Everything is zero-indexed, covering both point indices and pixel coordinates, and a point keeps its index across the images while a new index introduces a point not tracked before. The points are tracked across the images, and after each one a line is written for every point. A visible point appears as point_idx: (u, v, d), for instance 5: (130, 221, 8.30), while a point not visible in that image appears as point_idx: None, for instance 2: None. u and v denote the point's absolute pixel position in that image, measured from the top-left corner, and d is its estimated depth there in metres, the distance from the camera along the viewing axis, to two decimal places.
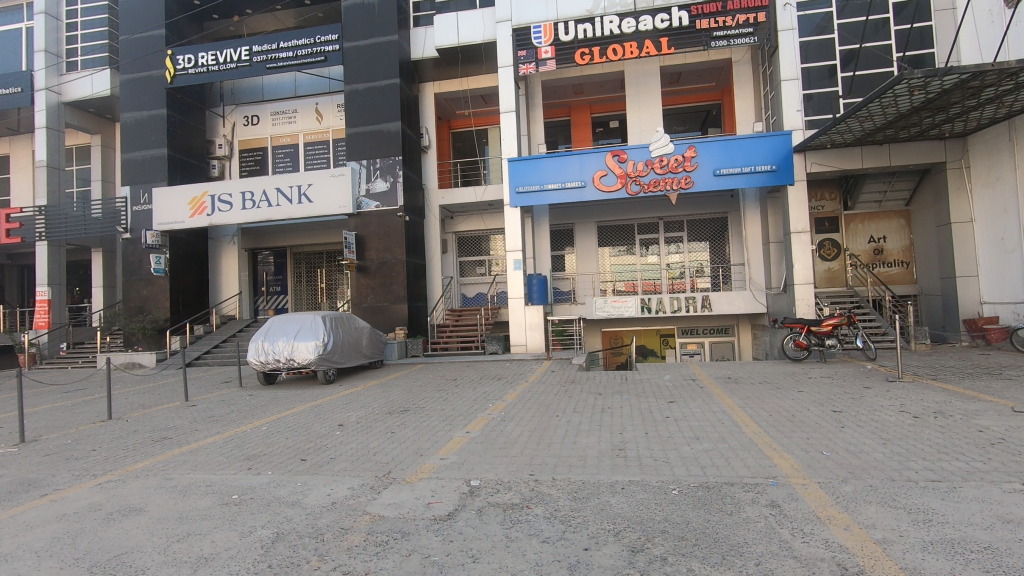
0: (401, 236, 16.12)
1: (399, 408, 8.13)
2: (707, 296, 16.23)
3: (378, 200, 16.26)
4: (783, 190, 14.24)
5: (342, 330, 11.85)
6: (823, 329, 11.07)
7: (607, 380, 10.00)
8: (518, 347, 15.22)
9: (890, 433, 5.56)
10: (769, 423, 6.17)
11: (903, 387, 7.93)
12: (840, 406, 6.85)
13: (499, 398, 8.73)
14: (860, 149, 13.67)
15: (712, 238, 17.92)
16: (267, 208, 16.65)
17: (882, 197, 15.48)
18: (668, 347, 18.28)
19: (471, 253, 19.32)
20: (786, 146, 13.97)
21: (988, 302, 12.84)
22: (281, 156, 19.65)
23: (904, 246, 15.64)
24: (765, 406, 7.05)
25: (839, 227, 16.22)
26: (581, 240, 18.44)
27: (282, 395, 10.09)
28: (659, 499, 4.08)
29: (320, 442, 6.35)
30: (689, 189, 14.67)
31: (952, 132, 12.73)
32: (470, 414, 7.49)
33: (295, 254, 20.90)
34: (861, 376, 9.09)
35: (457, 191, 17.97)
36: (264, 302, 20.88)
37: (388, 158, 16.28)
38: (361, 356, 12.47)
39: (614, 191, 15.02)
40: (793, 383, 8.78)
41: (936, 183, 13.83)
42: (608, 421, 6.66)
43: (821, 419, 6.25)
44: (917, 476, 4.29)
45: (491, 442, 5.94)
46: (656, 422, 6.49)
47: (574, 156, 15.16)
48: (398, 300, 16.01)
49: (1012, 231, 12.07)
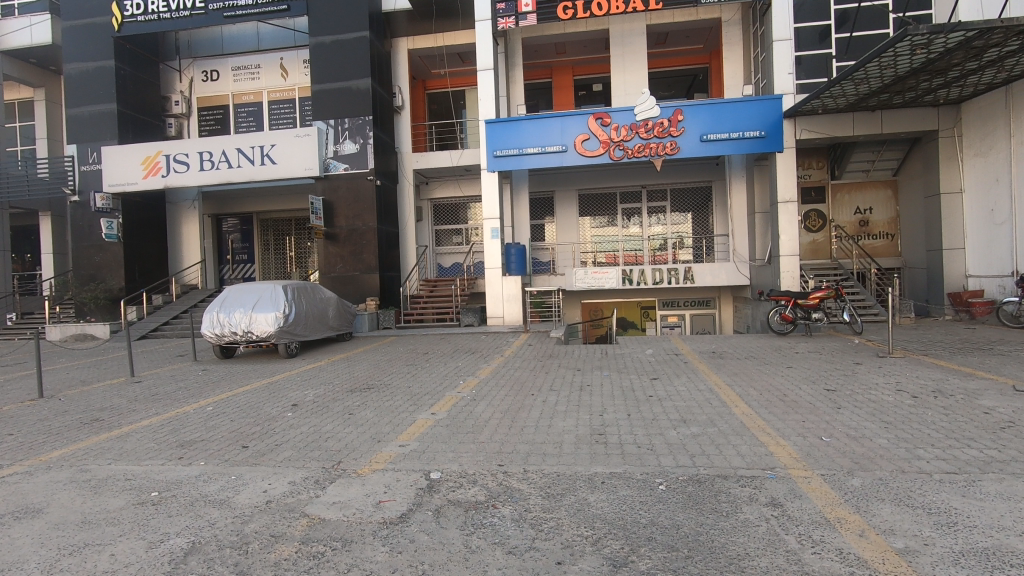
0: (371, 202, 15.23)
1: (362, 385, 7.53)
2: (689, 268, 15.78)
3: (348, 163, 15.31)
4: (771, 157, 13.68)
5: (305, 301, 11.08)
6: (810, 302, 10.70)
7: (586, 354, 9.49)
8: (495, 320, 14.64)
9: (890, 415, 5.13)
10: (759, 403, 5.73)
11: (894, 363, 7.57)
12: (833, 385, 6.43)
13: (471, 373, 8.17)
14: (852, 115, 13.13)
15: (696, 208, 17.40)
16: (227, 170, 15.56)
17: (870, 166, 15.05)
18: (649, 320, 17.84)
19: (447, 221, 18.53)
20: (775, 111, 13.34)
21: (973, 276, 12.60)
22: (244, 114, 18.41)
23: (890, 218, 15.32)
24: (754, 384, 6.60)
25: (825, 197, 15.80)
26: (561, 209, 17.78)
27: (238, 370, 9.36)
28: (644, 496, 3.55)
29: (268, 425, 5.70)
30: (675, 155, 14.01)
31: (947, 99, 12.25)
32: (438, 392, 6.92)
33: (263, 222, 20.08)
34: (849, 351, 8.73)
35: (431, 155, 17.04)
36: (230, 271, 20.09)
37: (357, 118, 15.25)
38: (327, 329, 11.76)
39: (596, 157, 14.28)
40: (781, 358, 8.36)
41: (927, 152, 13.41)
42: (587, 401, 6.14)
43: (815, 399, 5.81)
44: (930, 467, 3.84)
45: (457, 425, 5.36)
46: (639, 402, 5.99)
47: (555, 118, 14.35)
48: (369, 270, 15.23)
49: (1003, 202, 11.74)
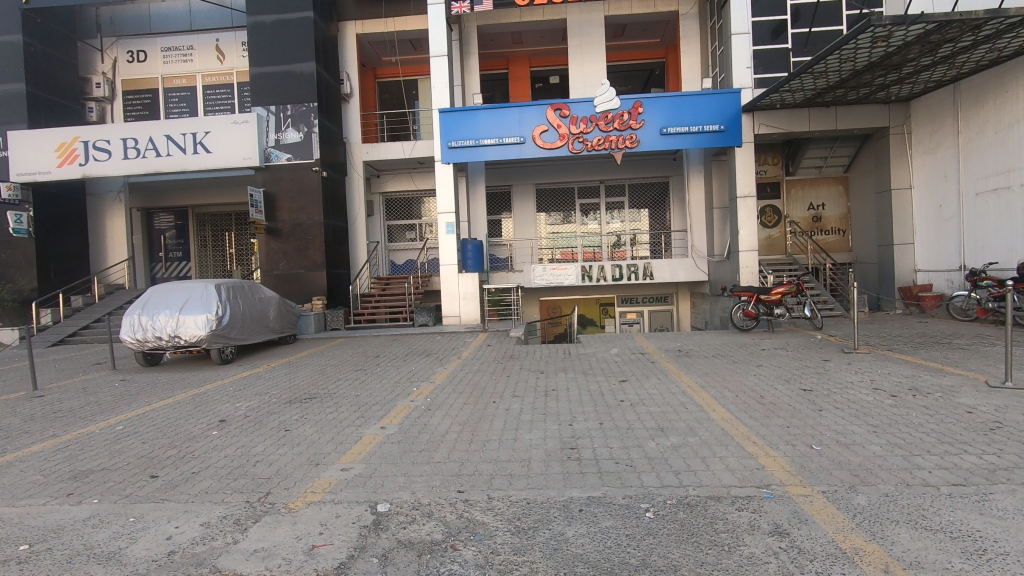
0: (317, 194, 14.24)
1: (304, 395, 6.74)
2: (649, 264, 15.57)
3: (290, 152, 14.26)
4: (730, 152, 13.56)
5: (242, 302, 10.10)
6: (772, 298, 10.54)
7: (548, 355, 8.99)
8: (451, 319, 13.97)
9: (875, 417, 4.83)
10: (737, 407, 5.35)
11: (863, 359, 7.41)
12: (808, 384, 6.13)
13: (425, 379, 7.49)
14: (808, 110, 13.17)
15: (654, 203, 17.24)
16: (154, 159, 14.20)
17: (823, 162, 15.22)
18: (608, 317, 17.55)
19: (400, 216, 17.70)
20: (734, 105, 13.21)
21: (922, 271, 12.86)
22: (175, 99, 16.98)
23: (841, 213, 15.58)
24: (728, 385, 6.24)
25: (780, 193, 15.89)
26: (518, 204, 17.26)
27: (161, 380, 8.34)
28: (631, 528, 3.02)
29: (187, 446, 4.88)
30: (635, 149, 13.69)
31: (898, 96, 12.43)
32: (389, 401, 6.23)
33: (199, 216, 18.69)
34: (815, 347, 8.56)
35: (383, 147, 16.11)
36: (162, 269, 18.63)
37: (300, 104, 14.22)
38: (268, 331, 10.80)
39: (555, 149, 13.81)
40: (749, 356, 8.12)
41: (878, 149, 13.60)
42: (554, 408, 5.61)
43: (794, 401, 5.48)
44: (934, 479, 3.50)
45: (410, 442, 4.72)
46: (610, 408, 5.51)
47: (512, 109, 13.78)
48: (315, 267, 14.24)
49: (951, 198, 11.97)
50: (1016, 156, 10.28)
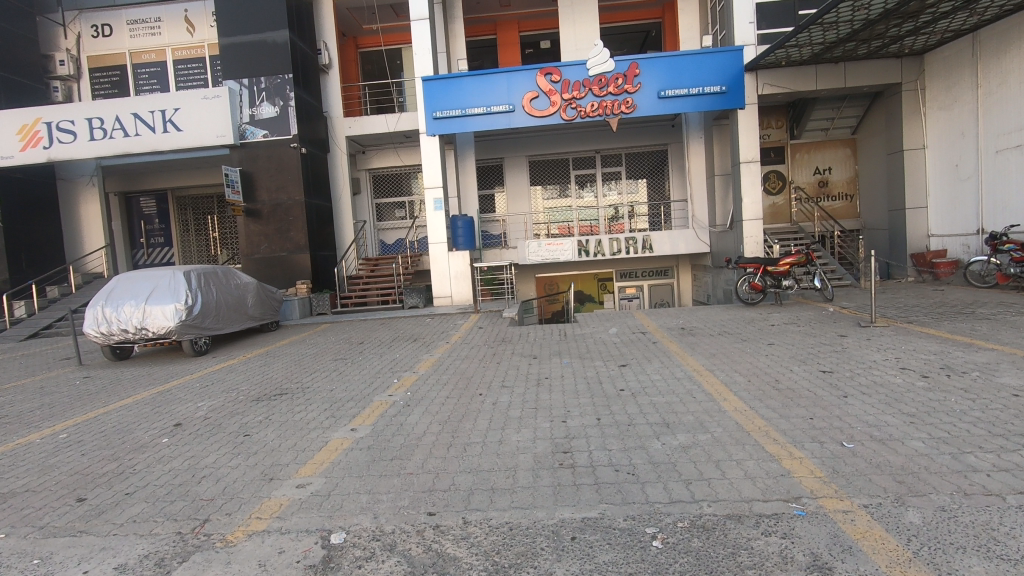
0: (297, 172, 13.47)
1: (275, 391, 6.16)
2: (648, 237, 14.87)
3: (267, 128, 13.47)
4: (732, 115, 12.77)
5: (216, 289, 9.47)
6: (780, 269, 9.91)
7: (542, 337, 8.40)
8: (442, 300, 13.37)
9: (910, 404, 4.24)
10: (750, 394, 4.76)
11: (883, 334, 6.81)
12: (827, 365, 5.54)
13: (408, 368, 6.92)
14: (815, 68, 12.35)
15: (652, 172, 16.49)
16: (122, 140, 13.39)
17: (829, 124, 14.43)
18: (606, 293, 16.93)
19: (388, 194, 16.96)
20: (737, 64, 12.37)
21: (936, 236, 12.21)
22: (145, 76, 16.05)
23: (849, 177, 14.84)
24: (738, 369, 5.65)
25: (785, 157, 15.13)
26: (511, 177, 16.50)
27: (127, 375, 7.76)
28: (634, 565, 2.45)
29: (129, 458, 4.31)
30: (631, 114, 12.89)
31: (913, 49, 11.61)
32: (365, 396, 5.65)
33: (179, 199, 17.96)
34: (828, 321, 7.97)
35: (366, 120, 15.26)
36: (144, 256, 18.02)
37: (275, 76, 13.34)
38: (246, 319, 10.20)
39: (547, 116, 13.01)
40: (757, 333, 7.54)
41: (889, 107, 12.81)
42: (546, 400, 5.04)
43: (814, 386, 4.89)
44: (995, 485, 2.93)
45: (381, 447, 4.15)
46: (610, 398, 4.94)
47: (499, 75, 12.93)
48: (298, 249, 13.57)
49: (969, 157, 11.24)
50: None
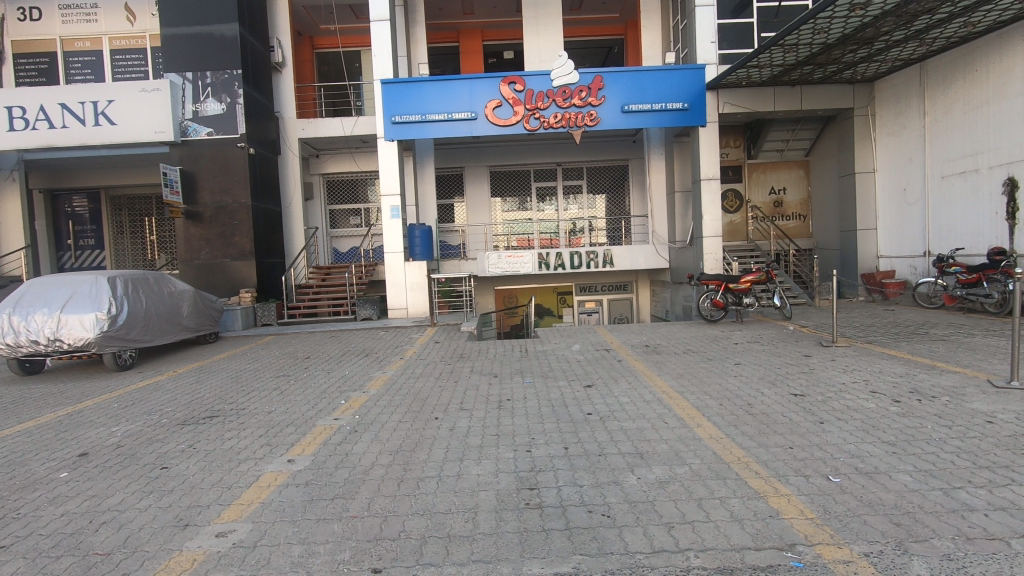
0: (243, 173, 12.66)
1: (204, 414, 5.50)
2: (609, 251, 14.75)
3: (211, 126, 12.63)
4: (693, 132, 12.84)
5: (146, 297, 8.63)
6: (741, 287, 9.88)
7: (502, 354, 7.99)
8: (397, 312, 12.79)
9: (888, 432, 4.07)
10: (724, 420, 4.50)
11: (846, 355, 6.75)
12: (798, 387, 5.37)
13: (358, 386, 6.38)
14: (773, 89, 12.59)
15: (613, 187, 16.47)
16: (47, 132, 12.26)
17: (784, 146, 14.77)
18: (566, 306, 16.69)
19: (342, 200, 16.27)
20: (698, 82, 12.46)
21: (885, 256, 12.57)
22: (77, 64, 14.87)
23: (802, 198, 15.21)
24: (709, 391, 5.41)
25: (742, 176, 15.37)
26: (471, 187, 16.13)
27: (34, 393, 6.87)
28: None
29: (13, 498, 3.63)
30: (595, 127, 12.76)
31: (865, 76, 11.98)
32: (307, 420, 5.08)
33: (113, 199, 16.76)
34: (790, 340, 7.91)
35: (320, 123, 14.58)
36: (71, 259, 16.74)
37: (222, 71, 12.54)
38: (180, 330, 9.36)
39: (510, 126, 12.73)
40: (723, 352, 7.38)
41: (841, 131, 13.18)
42: (508, 425, 4.64)
43: (788, 411, 4.68)
44: (995, 527, 2.72)
45: (321, 483, 3.64)
46: (577, 424, 4.58)
47: (461, 81, 12.58)
48: (242, 255, 12.73)
49: (916, 182, 11.63)
50: (985, 138, 9.94)
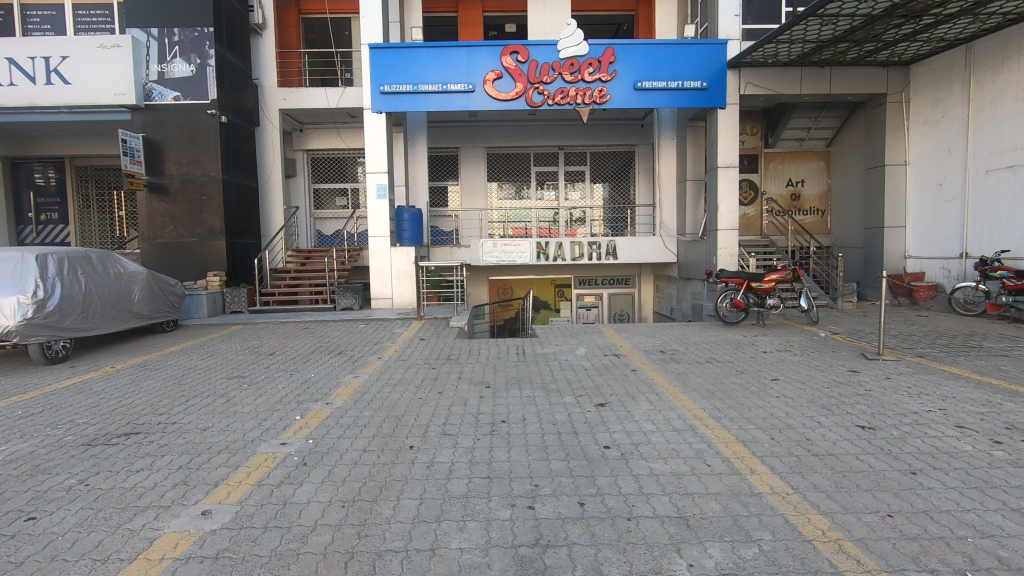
0: (214, 143, 11.43)
1: (123, 429, 4.38)
2: (613, 242, 13.66)
3: (179, 90, 11.37)
4: (710, 114, 11.72)
5: (86, 278, 7.47)
6: (765, 286, 8.83)
7: (496, 357, 6.91)
8: (381, 301, 11.69)
9: (1014, 495, 3.03)
10: (786, 465, 3.45)
11: (901, 372, 5.72)
12: (863, 416, 4.35)
13: (322, 395, 5.29)
14: (800, 70, 11.49)
15: (618, 174, 15.36)
16: None
17: (805, 134, 13.69)
18: (563, 300, 15.63)
19: (327, 179, 15.06)
20: (719, 59, 11.34)
21: (913, 257, 11.58)
22: (36, 19, 13.50)
23: (821, 191, 14.17)
24: (751, 418, 4.37)
25: (758, 166, 14.30)
26: (467, 169, 14.97)
27: None
28: None
29: None
30: (604, 105, 11.60)
31: (902, 57, 10.90)
32: (245, 445, 3.97)
33: (79, 170, 15.46)
34: (827, 351, 6.90)
35: (303, 92, 13.28)
36: (32, 233, 15.46)
37: (191, 28, 11.27)
38: (130, 316, 8.20)
39: (510, 101, 11.56)
40: (753, 363, 6.34)
41: (871, 118, 12.11)
42: (502, 463, 3.57)
43: (864, 454, 3.62)
44: None
45: (237, 558, 2.54)
46: (594, 464, 3.53)
47: (458, 49, 11.37)
48: (211, 235, 11.53)
49: (954, 175, 10.62)
50: None
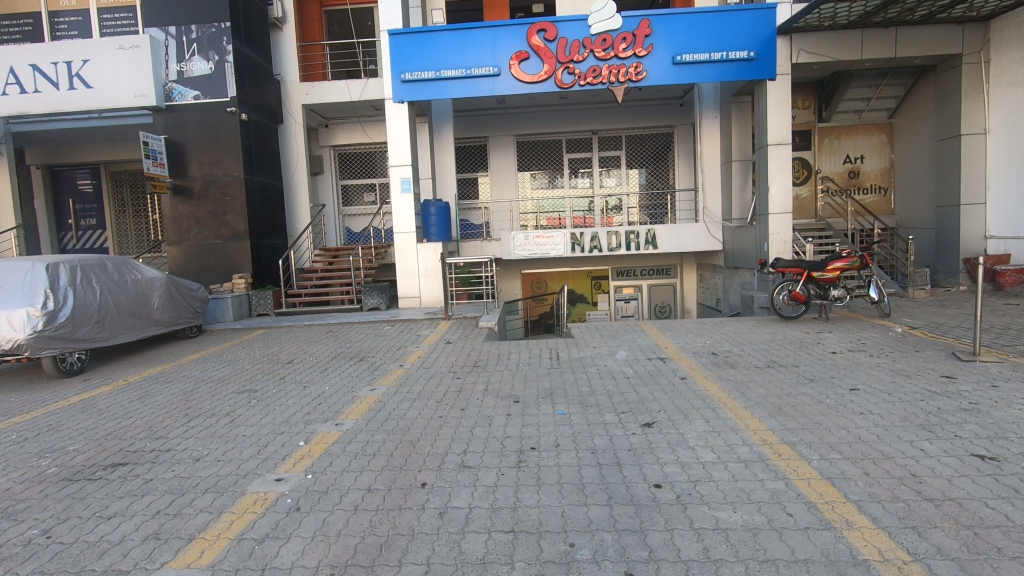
0: (235, 142, 11.14)
1: (111, 459, 3.95)
2: (653, 231, 12.79)
3: (198, 88, 11.11)
4: (759, 87, 10.68)
5: (101, 287, 7.20)
6: (828, 276, 7.86)
7: (527, 363, 6.27)
8: (408, 300, 11.23)
9: None
10: (894, 517, 2.69)
11: (1009, 378, 4.79)
12: (977, 441, 3.51)
13: (333, 414, 4.78)
14: (861, 33, 10.32)
15: (657, 158, 14.41)
16: (18, 97, 10.99)
17: (865, 105, 12.43)
18: (601, 292, 14.83)
19: (353, 175, 14.67)
20: (767, 25, 10.29)
21: (995, 237, 10.31)
22: (64, 25, 13.50)
23: (883, 168, 12.90)
24: (834, 443, 3.60)
25: (812, 143, 13.12)
26: (496, 159, 14.32)
27: None
28: None
29: None
30: (640, 83, 10.72)
31: (981, 11, 9.62)
32: (236, 482, 3.45)
33: (114, 175, 15.55)
34: (909, 351, 5.97)
35: (325, 86, 12.87)
36: (73, 239, 15.67)
37: (209, 24, 10.97)
38: (149, 324, 7.92)
39: (539, 83, 10.82)
40: (823, 367, 5.50)
41: (943, 83, 10.82)
42: (529, 510, 2.92)
43: (993, 498, 2.82)
44: None
45: None
46: (644, 512, 2.84)
47: (482, 30, 10.68)
48: (236, 236, 11.28)
49: None
50: None
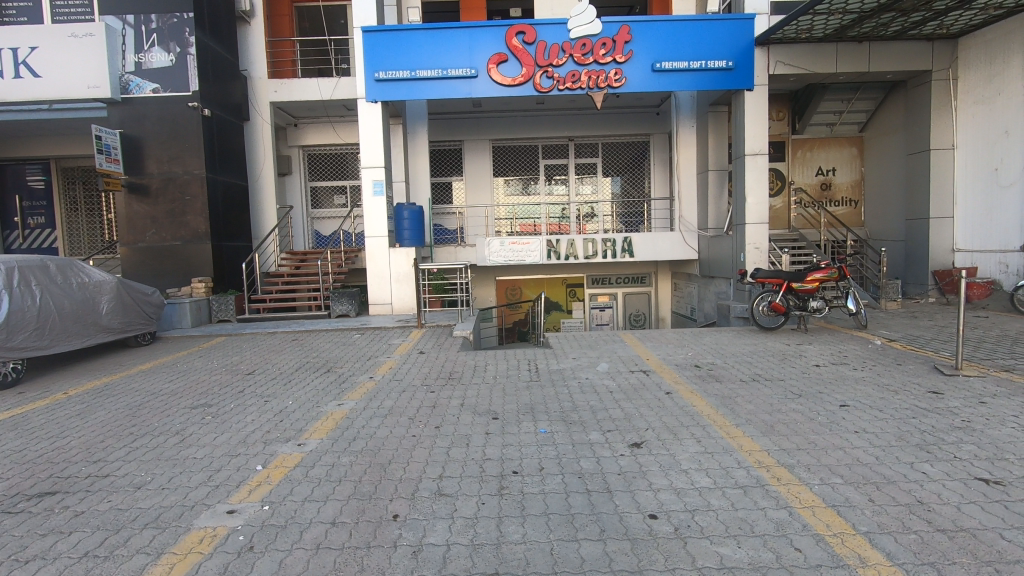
0: (196, 138, 10.58)
1: (38, 488, 3.48)
2: (629, 239, 12.66)
3: (158, 81, 10.53)
4: (736, 97, 10.68)
5: (41, 291, 6.63)
6: (807, 287, 7.81)
7: (505, 375, 5.97)
8: (379, 307, 10.81)
9: None
10: (909, 552, 2.48)
11: (996, 394, 4.71)
12: (979, 464, 3.36)
13: (295, 433, 4.38)
14: (835, 47, 10.42)
15: (633, 166, 14.35)
16: None
17: (837, 118, 12.61)
18: (576, 300, 14.65)
19: (322, 176, 14.16)
20: (745, 36, 10.31)
21: (963, 250, 10.50)
22: (12, 11, 12.69)
23: (854, 180, 13.10)
24: (834, 466, 3.41)
25: (785, 154, 13.25)
26: (471, 164, 14.03)
27: None
28: None
29: None
30: (619, 89, 10.60)
31: (951, 29, 9.81)
32: (182, 515, 3.05)
33: (66, 171, 14.67)
34: (891, 364, 5.90)
35: (294, 84, 12.38)
36: (19, 239, 14.71)
37: (170, 14, 10.41)
38: (98, 331, 7.34)
39: (517, 86, 10.60)
40: (809, 381, 5.36)
41: (913, 98, 11.02)
42: (515, 547, 2.62)
43: (1008, 529, 2.65)
44: None
45: None
46: (641, 548, 2.57)
47: (459, 30, 10.41)
48: (196, 237, 10.69)
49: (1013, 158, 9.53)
50: None
